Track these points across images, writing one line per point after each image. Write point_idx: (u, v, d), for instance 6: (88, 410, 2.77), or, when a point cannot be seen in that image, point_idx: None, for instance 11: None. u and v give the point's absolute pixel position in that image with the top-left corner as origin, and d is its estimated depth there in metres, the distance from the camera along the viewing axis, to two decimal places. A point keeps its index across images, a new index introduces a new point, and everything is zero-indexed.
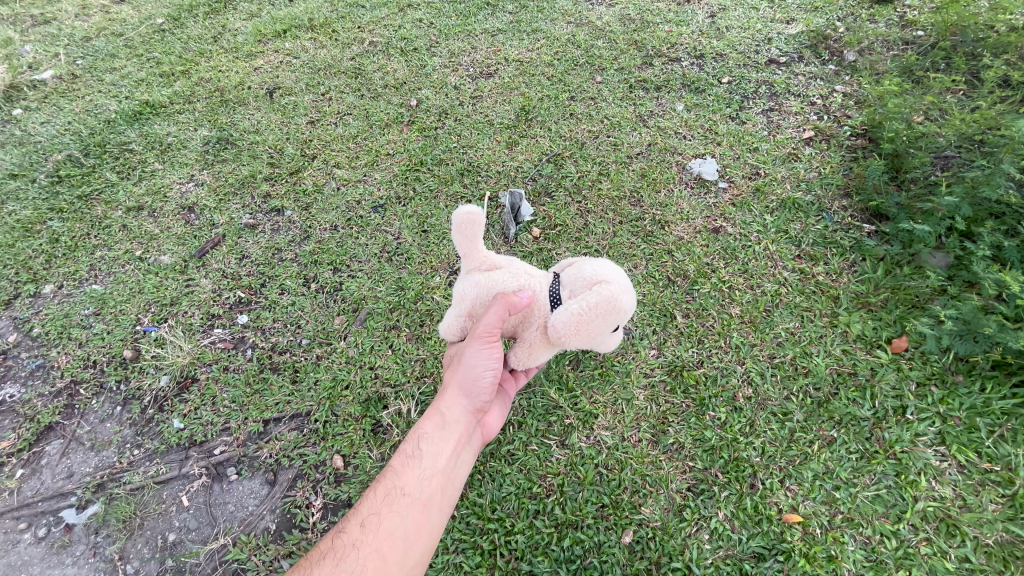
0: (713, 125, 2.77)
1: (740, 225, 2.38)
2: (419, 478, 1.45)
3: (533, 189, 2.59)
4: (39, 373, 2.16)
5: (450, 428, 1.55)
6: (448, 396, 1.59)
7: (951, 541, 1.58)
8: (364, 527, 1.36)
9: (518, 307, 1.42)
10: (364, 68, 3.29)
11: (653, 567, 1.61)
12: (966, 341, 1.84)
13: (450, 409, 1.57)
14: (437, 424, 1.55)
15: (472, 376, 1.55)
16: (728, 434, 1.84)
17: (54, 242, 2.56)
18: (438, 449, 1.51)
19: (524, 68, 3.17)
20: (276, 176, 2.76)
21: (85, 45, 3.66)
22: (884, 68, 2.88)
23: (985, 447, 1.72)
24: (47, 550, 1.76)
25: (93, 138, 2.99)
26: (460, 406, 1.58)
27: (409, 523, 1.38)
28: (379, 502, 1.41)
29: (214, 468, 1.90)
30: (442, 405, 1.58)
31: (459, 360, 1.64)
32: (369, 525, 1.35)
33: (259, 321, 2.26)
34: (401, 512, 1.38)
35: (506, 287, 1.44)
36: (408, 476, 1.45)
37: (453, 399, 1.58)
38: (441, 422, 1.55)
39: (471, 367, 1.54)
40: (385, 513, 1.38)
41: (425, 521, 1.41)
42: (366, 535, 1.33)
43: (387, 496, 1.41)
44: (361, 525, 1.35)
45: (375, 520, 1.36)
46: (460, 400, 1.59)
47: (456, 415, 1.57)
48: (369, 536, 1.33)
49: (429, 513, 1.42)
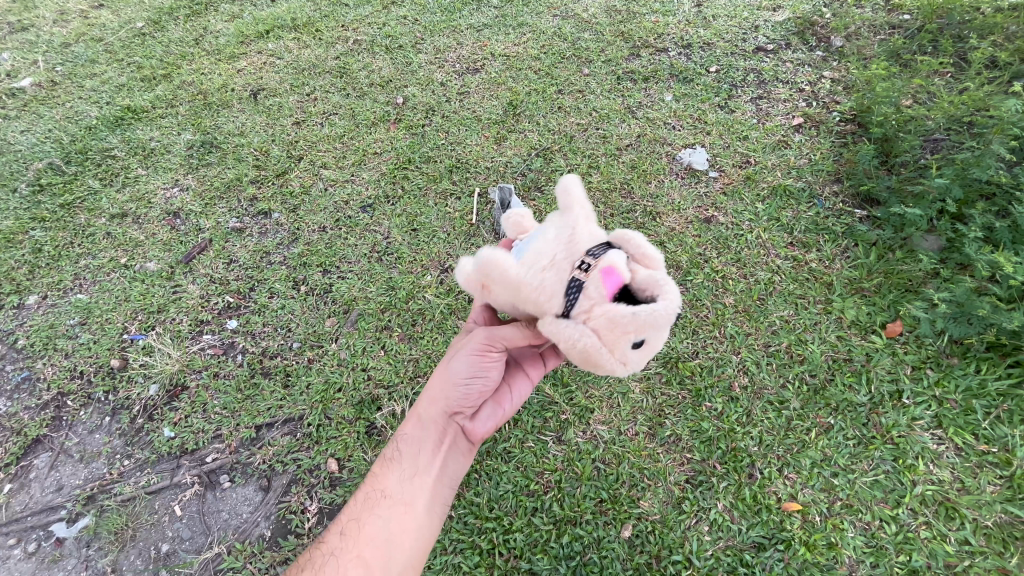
0: (702, 114, 2.75)
1: (732, 214, 2.37)
2: (398, 479, 1.43)
3: (522, 184, 2.56)
4: (25, 385, 2.12)
5: (428, 425, 1.50)
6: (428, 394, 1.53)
7: (951, 524, 1.58)
8: (344, 533, 1.37)
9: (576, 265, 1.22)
10: (348, 67, 3.25)
11: (653, 561, 1.60)
12: (961, 323, 1.85)
13: (428, 407, 1.51)
14: (415, 423, 1.51)
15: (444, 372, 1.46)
16: (725, 424, 1.82)
17: (37, 252, 2.51)
18: (415, 450, 1.47)
19: (511, 62, 3.14)
20: (263, 178, 2.72)
21: (64, 51, 3.59)
22: (871, 53, 2.87)
23: (982, 429, 1.72)
24: (38, 565, 1.73)
25: (74, 146, 2.94)
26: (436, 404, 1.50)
27: (389, 528, 1.35)
28: (358, 508, 1.41)
29: (206, 476, 1.87)
30: (421, 404, 1.53)
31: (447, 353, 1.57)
32: (348, 532, 1.36)
33: (249, 325, 2.22)
34: (381, 517, 1.37)
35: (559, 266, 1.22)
36: (387, 479, 1.44)
37: (432, 396, 1.51)
38: (418, 422, 1.51)
39: None
40: (364, 518, 1.37)
41: (408, 521, 1.38)
42: (345, 542, 1.34)
43: (367, 501, 1.41)
44: (342, 533, 1.37)
45: (354, 527, 1.36)
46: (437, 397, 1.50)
47: (433, 412, 1.51)
48: (347, 543, 1.34)
49: (412, 514, 1.39)
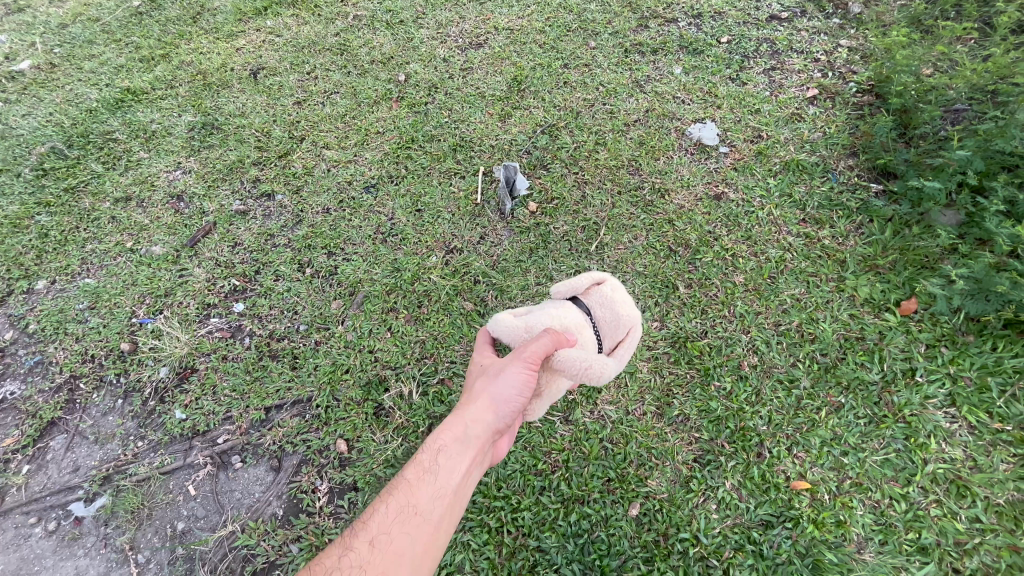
0: (713, 87, 2.67)
1: (743, 190, 2.31)
2: (435, 495, 1.28)
3: (528, 162, 2.52)
4: (37, 369, 2.14)
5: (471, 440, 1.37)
6: (476, 405, 1.41)
7: (962, 501, 1.56)
8: (373, 546, 1.17)
9: (565, 343, 1.41)
10: (349, 44, 3.17)
11: (661, 539, 1.61)
12: (978, 300, 1.79)
13: (476, 420, 1.39)
14: (458, 433, 1.37)
15: (503, 390, 1.40)
16: (733, 404, 1.81)
17: (44, 237, 2.51)
18: (457, 464, 1.33)
19: (515, 36, 3.04)
20: (265, 159, 2.69)
21: (61, 32, 3.53)
22: (890, 19, 2.75)
23: (996, 407, 1.69)
24: (58, 543, 1.78)
25: (75, 129, 2.91)
26: (485, 421, 1.39)
27: (419, 547, 1.20)
28: (390, 518, 1.22)
29: (219, 457, 1.89)
30: (469, 413, 1.40)
31: (487, 370, 1.48)
32: (378, 544, 1.17)
33: (255, 308, 2.23)
34: (411, 532, 1.21)
35: (568, 328, 1.44)
36: (424, 492, 1.28)
37: (482, 410, 1.40)
38: (463, 433, 1.37)
39: (510, 386, 1.40)
40: (396, 532, 1.20)
41: (436, 546, 1.24)
42: (374, 557, 1.14)
43: (399, 513, 1.23)
44: (371, 543, 1.17)
45: (386, 539, 1.18)
46: (485, 415, 1.40)
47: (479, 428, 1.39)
48: (377, 556, 1.15)
49: (440, 537, 1.25)
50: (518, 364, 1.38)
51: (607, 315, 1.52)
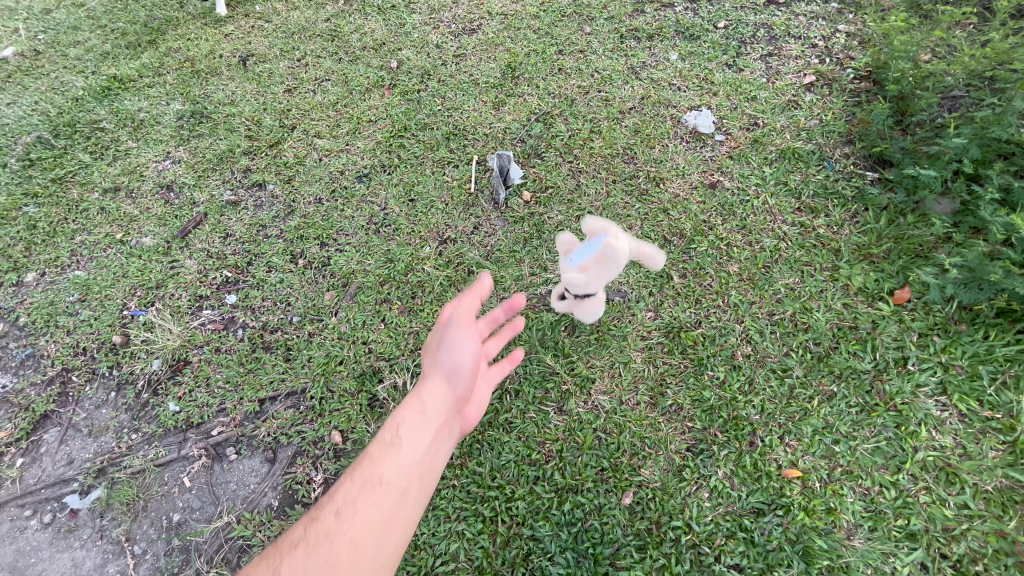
0: (709, 73, 2.64)
1: (739, 179, 2.29)
2: (400, 465, 1.31)
3: (522, 151, 2.49)
4: (29, 362, 2.13)
5: (432, 414, 1.43)
6: (430, 383, 1.48)
7: (951, 488, 1.58)
8: (340, 517, 1.21)
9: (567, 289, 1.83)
10: (340, 30, 3.11)
11: (653, 527, 1.62)
12: (971, 289, 1.80)
13: (432, 395, 1.45)
14: (415, 408, 1.42)
15: (452, 360, 1.50)
16: (727, 393, 1.82)
17: (32, 228, 2.48)
18: (418, 435, 1.38)
19: (509, 22, 2.99)
20: (256, 149, 2.66)
21: (45, 18, 3.45)
22: (889, 4, 2.72)
23: (987, 395, 1.70)
24: (54, 535, 1.78)
25: (61, 118, 2.86)
26: (440, 393, 1.46)
27: (384, 513, 1.23)
28: (355, 490, 1.25)
29: (213, 448, 1.89)
30: (423, 390, 1.46)
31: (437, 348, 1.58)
32: (343, 513, 1.21)
33: (248, 300, 2.21)
34: (377, 498, 1.25)
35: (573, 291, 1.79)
36: (388, 464, 1.31)
37: (436, 384, 1.48)
38: (420, 408, 1.43)
39: (455, 355, 1.52)
40: (361, 500, 1.23)
41: (403, 511, 1.27)
42: (342, 525, 1.18)
43: (364, 483, 1.26)
44: (337, 514, 1.21)
45: (351, 508, 1.22)
46: (441, 388, 1.47)
47: (437, 401, 1.45)
48: (342, 524, 1.19)
49: (409, 502, 1.29)
50: (457, 329, 1.55)
51: (590, 294, 1.78)
